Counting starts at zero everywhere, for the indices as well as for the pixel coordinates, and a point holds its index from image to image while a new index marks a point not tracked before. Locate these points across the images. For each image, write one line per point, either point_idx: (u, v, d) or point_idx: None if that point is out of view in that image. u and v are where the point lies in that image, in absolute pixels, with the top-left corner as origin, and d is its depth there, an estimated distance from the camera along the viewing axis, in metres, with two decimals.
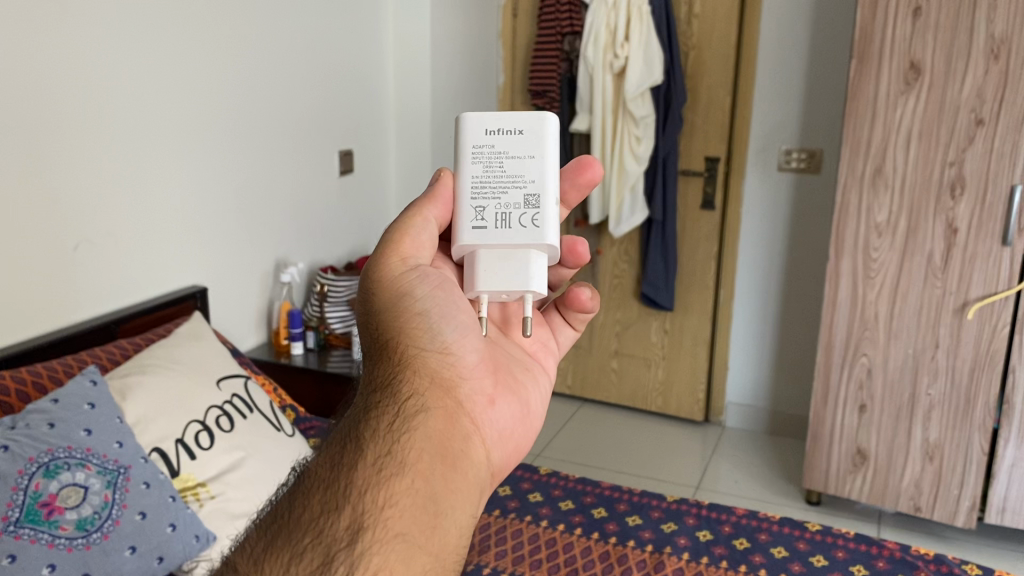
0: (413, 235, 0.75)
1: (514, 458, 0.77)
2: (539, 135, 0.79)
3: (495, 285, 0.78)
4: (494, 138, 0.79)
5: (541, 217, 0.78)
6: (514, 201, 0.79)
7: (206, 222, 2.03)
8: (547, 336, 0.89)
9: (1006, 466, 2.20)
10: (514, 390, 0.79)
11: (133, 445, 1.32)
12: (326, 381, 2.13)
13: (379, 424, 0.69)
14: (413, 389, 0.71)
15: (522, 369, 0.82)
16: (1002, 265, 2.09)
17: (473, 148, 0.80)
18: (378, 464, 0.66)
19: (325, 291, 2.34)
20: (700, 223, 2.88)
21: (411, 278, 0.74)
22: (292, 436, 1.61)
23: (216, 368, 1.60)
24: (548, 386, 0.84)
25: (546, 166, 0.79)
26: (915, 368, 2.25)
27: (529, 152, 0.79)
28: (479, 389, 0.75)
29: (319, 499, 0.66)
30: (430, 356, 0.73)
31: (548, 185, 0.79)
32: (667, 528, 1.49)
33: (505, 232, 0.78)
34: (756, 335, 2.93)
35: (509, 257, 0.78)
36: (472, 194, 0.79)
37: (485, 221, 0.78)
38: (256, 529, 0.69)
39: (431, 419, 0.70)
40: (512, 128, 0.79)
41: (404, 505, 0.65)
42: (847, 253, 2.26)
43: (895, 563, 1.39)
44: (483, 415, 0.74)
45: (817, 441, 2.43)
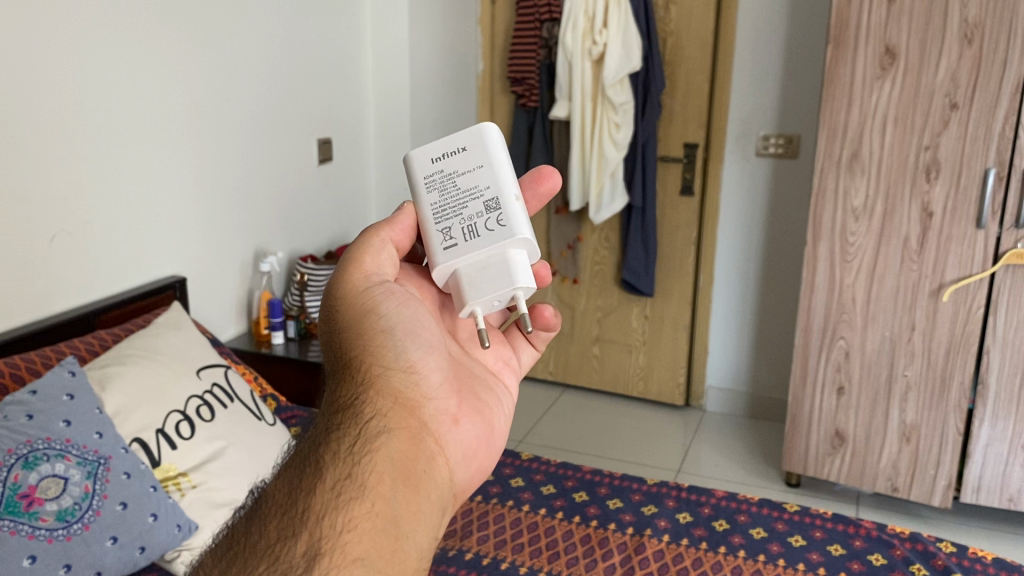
0: (374, 253, 0.79)
1: (477, 477, 0.79)
2: (481, 146, 0.83)
3: (482, 294, 0.79)
4: (441, 163, 0.83)
5: (505, 216, 0.80)
6: (476, 210, 0.81)
7: (184, 211, 2.01)
8: (508, 354, 0.92)
9: (981, 446, 2.24)
10: (478, 409, 0.81)
11: (113, 436, 1.31)
12: (308, 370, 2.13)
13: (340, 447, 0.69)
14: (376, 409, 0.72)
15: (484, 388, 0.84)
16: (976, 248, 2.12)
17: (425, 177, 0.83)
18: (338, 488, 0.66)
19: (306, 280, 2.31)
20: (680, 208, 2.89)
21: (376, 292, 0.77)
22: (273, 425, 1.60)
23: (197, 357, 1.59)
24: (511, 406, 0.87)
25: (493, 172, 0.82)
26: (891, 350, 2.28)
27: (476, 164, 0.83)
28: (444, 408, 0.77)
29: (276, 524, 0.66)
30: (393, 375, 0.75)
31: (503, 188, 0.81)
32: (647, 510, 1.50)
33: (478, 243, 0.79)
34: (736, 320, 2.95)
35: (487, 268, 0.79)
36: (435, 219, 0.81)
37: (454, 237, 0.80)
38: (211, 556, 0.68)
39: (394, 440, 0.70)
40: (456, 147, 0.84)
41: (364, 529, 0.65)
42: (824, 237, 2.28)
43: (872, 541, 1.40)
44: (447, 435, 0.76)
45: (796, 425, 2.45)
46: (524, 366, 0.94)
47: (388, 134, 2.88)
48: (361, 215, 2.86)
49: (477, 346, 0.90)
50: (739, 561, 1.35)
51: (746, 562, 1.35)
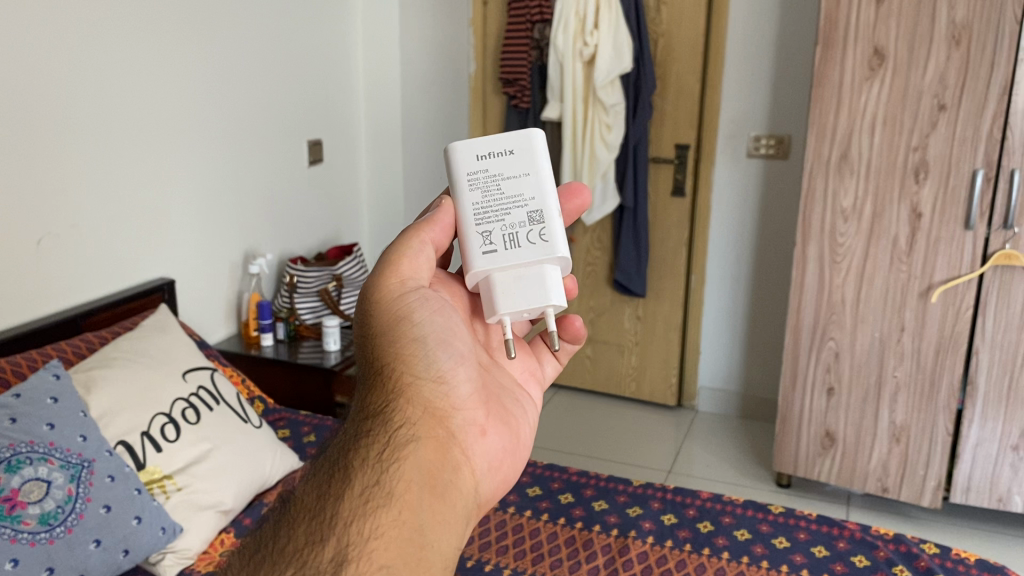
0: (411, 257, 0.80)
1: (501, 489, 0.80)
2: (529, 153, 0.85)
3: (511, 306, 0.83)
4: (486, 162, 0.85)
5: (547, 231, 0.83)
6: (519, 220, 0.84)
7: (171, 213, 2.01)
8: (534, 366, 0.94)
9: (970, 446, 2.24)
10: (505, 419, 0.82)
11: (97, 439, 1.32)
12: (297, 372, 2.13)
13: (368, 454, 0.70)
14: (406, 417, 0.73)
15: (511, 400, 0.86)
16: (964, 249, 2.12)
17: (469, 175, 0.84)
18: (366, 495, 0.67)
19: (295, 282, 2.29)
20: (672, 209, 2.89)
21: (410, 299, 0.79)
22: (260, 428, 1.61)
23: (184, 359, 1.59)
24: (534, 418, 0.88)
25: (538, 183, 0.85)
26: (881, 351, 2.28)
27: (522, 172, 0.85)
28: (471, 419, 0.78)
29: (305, 529, 0.67)
30: (424, 384, 0.76)
31: (547, 201, 0.85)
32: (633, 512, 1.51)
33: (519, 253, 0.83)
34: (728, 320, 2.95)
35: (523, 278, 0.83)
36: (475, 221, 0.83)
37: (494, 243, 0.83)
38: (238, 560, 0.68)
39: (422, 449, 0.71)
40: (504, 149, 0.85)
41: (390, 537, 0.65)
42: (813, 238, 2.28)
43: (856, 543, 1.41)
44: (474, 444, 0.77)
45: (786, 426, 2.45)
46: (548, 378, 0.96)
47: (379, 135, 2.87)
48: (353, 217, 2.86)
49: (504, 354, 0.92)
50: (723, 562, 1.36)
51: (729, 563, 1.36)
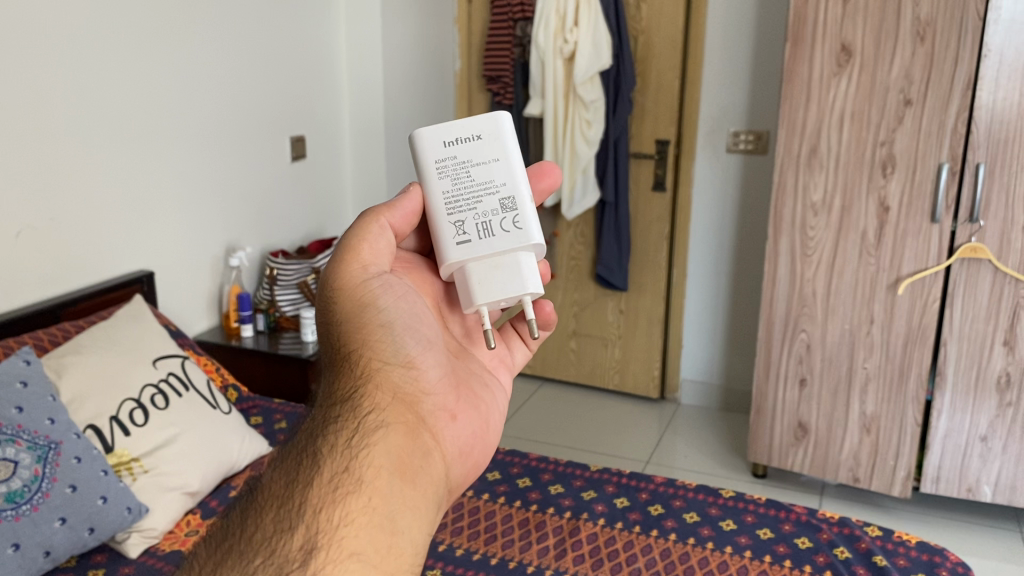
0: (371, 242, 0.82)
1: (472, 472, 0.82)
2: (496, 138, 0.88)
3: (489, 296, 0.85)
4: (453, 150, 0.87)
5: (520, 217, 0.86)
6: (491, 207, 0.86)
7: (153, 207, 2.07)
8: (503, 354, 0.96)
9: (939, 436, 2.28)
10: (475, 404, 0.85)
11: (65, 422, 1.37)
12: (275, 362, 2.19)
13: (337, 440, 0.72)
14: (375, 403, 0.76)
15: (481, 385, 0.88)
16: (931, 241, 2.15)
17: (437, 162, 0.87)
18: (336, 482, 0.69)
19: (275, 274, 2.35)
20: (653, 204, 2.93)
21: (374, 286, 0.81)
22: (228, 413, 1.66)
23: (154, 347, 1.64)
24: (505, 403, 0.90)
25: (507, 168, 0.87)
26: (851, 343, 2.31)
27: (491, 157, 0.87)
28: (442, 405, 0.81)
29: (273, 517, 0.68)
30: (392, 370, 0.79)
31: (517, 186, 0.87)
32: (587, 495, 1.55)
33: (494, 243, 0.85)
34: (708, 314, 2.99)
35: (500, 268, 0.86)
36: (448, 210, 0.86)
37: (467, 233, 0.85)
38: (207, 547, 0.69)
39: (391, 435, 0.73)
40: (470, 135, 0.87)
41: (360, 524, 0.67)
42: (785, 232, 2.31)
43: (800, 525, 1.45)
44: (445, 429, 0.79)
45: (760, 417, 2.49)
46: (518, 365, 0.98)
47: (363, 131, 2.92)
48: (337, 211, 2.91)
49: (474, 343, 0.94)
50: (669, 544, 1.40)
51: (675, 545, 1.40)
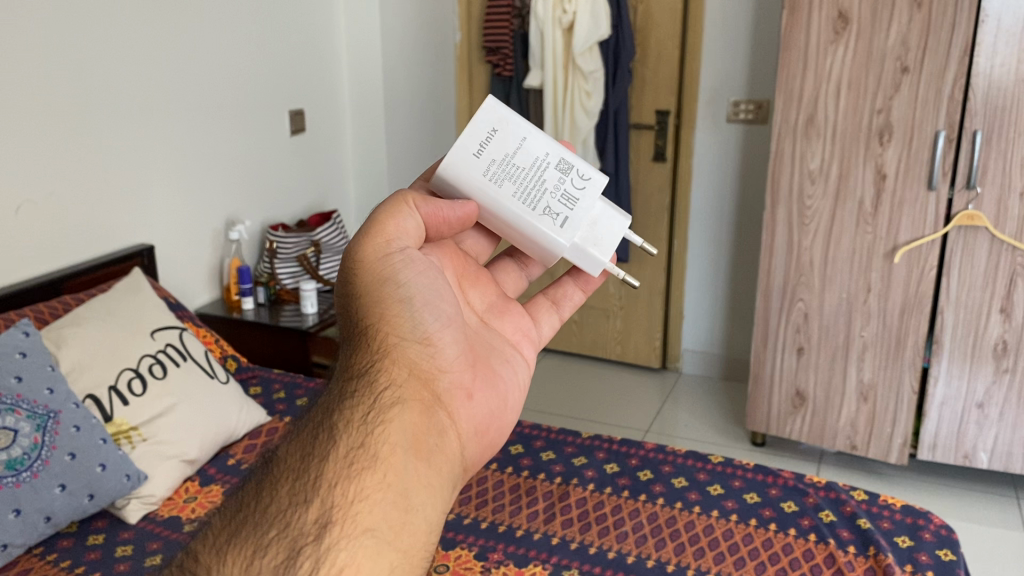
0: (398, 219, 0.84)
1: (486, 452, 0.83)
2: (509, 121, 0.90)
3: (609, 250, 0.93)
4: (489, 156, 0.90)
5: (581, 170, 0.92)
6: (555, 178, 0.91)
7: (152, 180, 2.09)
8: (528, 327, 0.96)
9: (936, 404, 2.29)
10: (493, 380, 0.85)
11: (64, 391, 1.41)
12: (276, 334, 2.22)
13: (353, 415, 0.71)
14: (391, 379, 0.75)
15: (500, 360, 0.89)
16: (928, 209, 2.15)
17: (487, 176, 0.90)
18: (351, 457, 0.68)
19: (274, 247, 2.38)
20: (653, 175, 2.93)
21: (395, 260, 0.82)
22: (227, 382, 1.69)
23: (153, 319, 1.67)
24: (525, 377, 0.91)
25: (538, 139, 0.91)
26: (848, 311, 2.32)
27: (518, 139, 0.91)
28: (458, 382, 0.81)
29: (288, 490, 0.66)
30: (409, 346, 0.78)
31: (556, 146, 0.92)
32: (577, 461, 1.58)
33: (583, 207, 0.92)
34: (709, 284, 3.00)
35: (602, 222, 0.93)
36: (530, 206, 0.91)
37: (559, 212, 0.92)
38: (219, 517, 0.68)
39: (407, 412, 0.72)
40: (490, 135, 0.90)
41: (375, 500, 0.66)
42: (782, 201, 2.32)
43: (787, 490, 1.47)
44: (460, 407, 0.80)
45: (758, 385, 2.51)
46: (542, 338, 0.98)
47: (363, 104, 2.93)
48: (338, 184, 2.93)
49: (496, 316, 0.95)
50: (656, 508, 1.43)
51: (662, 509, 1.42)
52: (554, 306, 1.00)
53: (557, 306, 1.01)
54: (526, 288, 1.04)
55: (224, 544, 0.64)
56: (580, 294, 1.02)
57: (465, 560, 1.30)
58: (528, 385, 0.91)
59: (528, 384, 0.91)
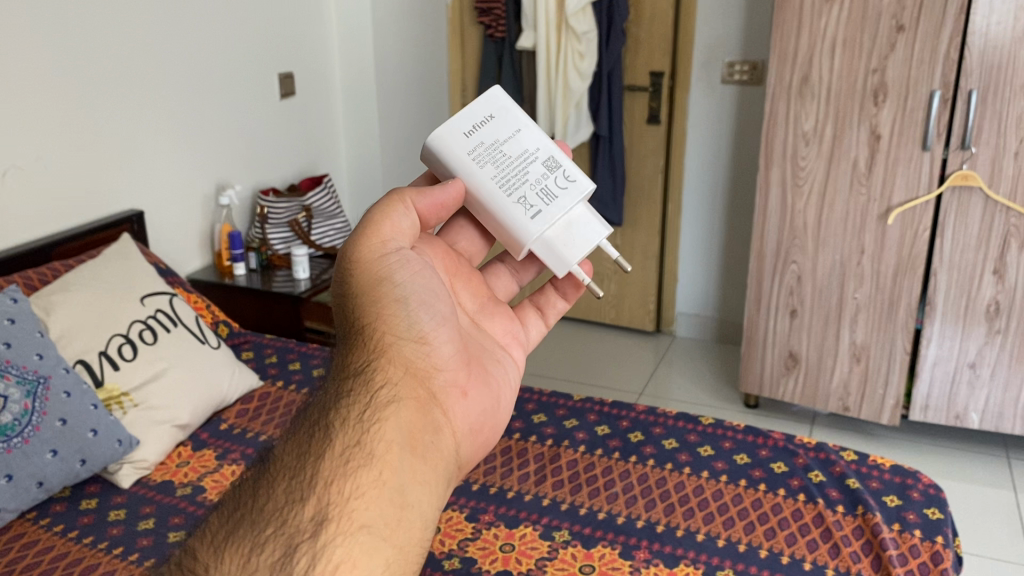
0: (394, 219, 0.84)
1: (481, 450, 0.83)
2: (508, 113, 0.94)
3: (579, 254, 0.93)
4: (479, 138, 0.93)
5: (567, 171, 0.93)
6: (539, 172, 0.93)
7: (141, 145, 2.07)
8: (517, 329, 0.96)
9: (929, 364, 2.30)
10: (486, 380, 0.85)
11: (54, 357, 1.41)
12: (269, 299, 2.21)
13: (349, 414, 0.70)
14: (387, 378, 0.75)
15: (492, 360, 0.89)
16: (923, 169, 2.14)
17: (472, 155, 0.93)
18: (347, 455, 0.67)
19: (266, 212, 2.39)
20: (647, 137, 2.90)
21: (391, 260, 0.82)
22: (217, 348, 1.69)
23: (143, 285, 1.66)
24: (515, 377, 0.91)
25: (532, 135, 0.94)
26: (841, 273, 2.32)
27: (513, 130, 0.94)
28: (453, 381, 0.81)
29: (284, 488, 0.66)
30: (405, 344, 0.79)
31: (548, 145, 0.94)
32: (568, 424, 1.58)
33: (559, 205, 0.92)
34: (704, 247, 2.99)
35: (576, 225, 0.93)
36: (506, 191, 0.92)
37: (534, 204, 0.92)
38: (216, 516, 0.68)
39: (402, 410, 0.73)
40: (486, 120, 0.94)
41: (371, 497, 0.66)
42: (776, 162, 2.30)
43: (777, 451, 1.47)
44: (455, 405, 0.80)
45: (751, 347, 2.52)
46: (530, 342, 0.98)
47: (354, 67, 2.90)
48: (329, 148, 2.90)
49: (486, 317, 0.95)
50: (646, 469, 1.43)
51: (653, 470, 1.43)
52: (540, 313, 1.01)
53: (542, 313, 1.01)
54: (516, 295, 1.04)
55: (223, 542, 0.64)
56: (565, 303, 1.02)
57: (456, 521, 1.31)
58: (518, 386, 0.91)
59: (518, 385, 0.91)
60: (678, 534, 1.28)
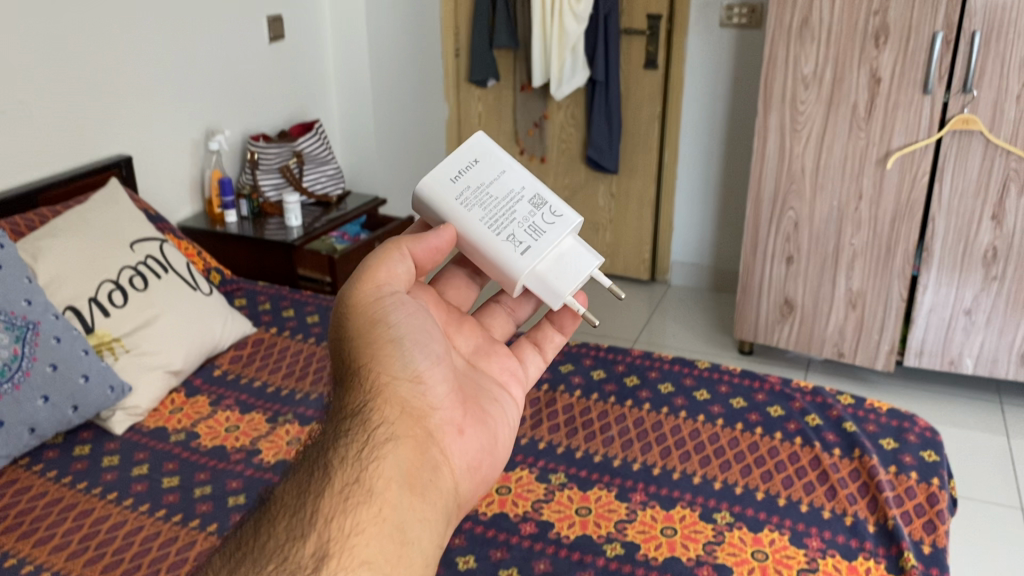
0: (389, 265, 0.81)
1: (482, 489, 0.77)
2: (491, 155, 0.90)
3: (571, 285, 0.86)
4: (464, 181, 0.89)
5: (555, 207, 0.88)
6: (526, 210, 0.88)
7: (127, 89, 2.02)
8: (515, 366, 0.91)
9: (925, 311, 2.30)
10: (483, 418, 0.80)
11: (42, 303, 1.38)
12: (261, 247, 2.19)
13: (347, 452, 0.67)
14: (383, 417, 0.71)
15: (490, 400, 0.83)
16: (923, 114, 2.11)
17: (458, 198, 0.88)
18: (346, 492, 0.64)
19: (256, 158, 2.33)
20: (644, 82, 2.85)
21: (386, 303, 0.79)
22: (209, 295, 1.67)
23: (132, 230, 1.63)
24: (516, 417, 0.85)
25: (517, 176, 0.90)
26: (838, 219, 2.30)
27: (497, 171, 0.90)
28: (448, 419, 0.76)
29: (284, 526, 0.62)
30: (401, 383, 0.74)
31: (534, 183, 0.89)
32: (564, 369, 1.57)
33: (548, 239, 0.87)
34: (700, 194, 2.96)
35: (568, 258, 0.87)
36: (495, 231, 0.87)
37: (523, 240, 0.87)
38: (213, 557, 0.63)
39: (400, 448, 0.69)
40: (469, 163, 0.90)
41: (372, 534, 0.62)
42: (775, 106, 2.27)
43: (774, 395, 1.47)
44: (453, 444, 0.75)
45: (747, 294, 2.50)
46: (531, 379, 0.92)
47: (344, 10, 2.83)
48: (320, 94, 2.85)
49: (483, 357, 0.90)
50: (642, 413, 1.43)
51: (649, 414, 1.42)
52: (538, 347, 0.95)
53: (541, 348, 0.95)
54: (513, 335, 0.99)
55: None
56: (562, 336, 0.96)
57: None
58: (518, 426, 0.85)
59: (518, 425, 0.85)
60: (675, 476, 1.27)
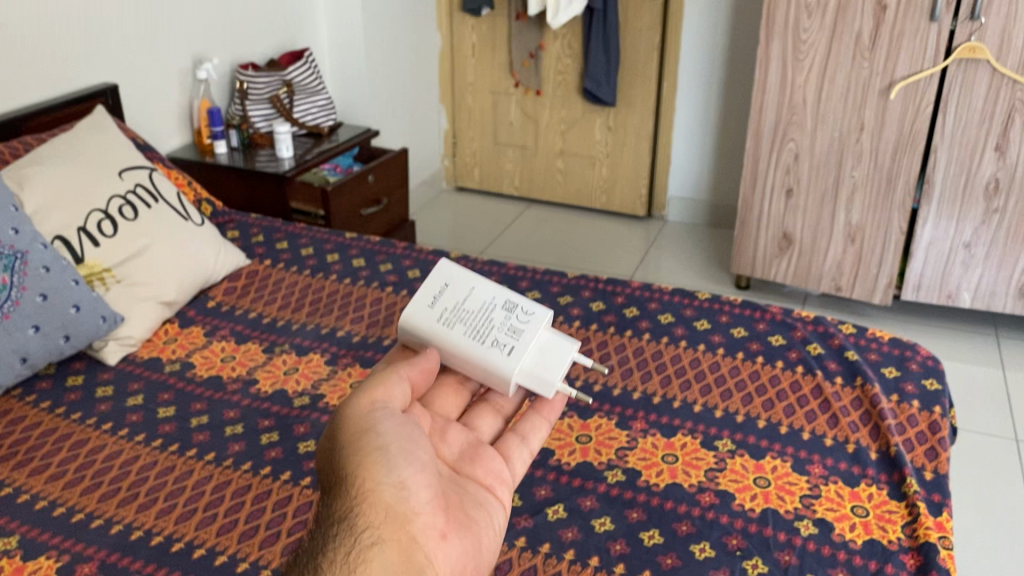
0: (385, 387, 0.80)
1: None
2: (459, 275, 0.96)
3: (558, 373, 0.90)
4: (441, 304, 0.94)
5: (526, 306, 0.94)
6: (502, 316, 0.93)
7: (111, 14, 1.96)
8: (502, 469, 0.87)
9: (924, 244, 2.28)
10: (467, 525, 0.77)
11: (30, 232, 1.34)
12: (253, 179, 2.15)
13: (334, 558, 0.64)
14: (370, 523, 0.69)
15: (474, 504, 0.81)
16: (928, 42, 2.06)
17: (440, 320, 0.93)
18: None
19: (246, 88, 2.29)
20: (643, 10, 2.80)
21: (377, 414, 0.77)
22: (201, 225, 1.63)
23: (121, 158, 1.59)
24: (502, 523, 0.82)
25: (487, 289, 0.95)
26: (840, 150, 2.26)
27: (467, 287, 0.95)
28: (432, 524, 0.73)
29: None
30: (388, 489, 0.72)
31: (503, 291, 0.95)
32: (563, 301, 1.55)
33: (527, 336, 0.92)
34: (698, 129, 2.92)
35: (550, 352, 0.92)
36: (479, 339, 0.92)
37: (506, 342, 0.92)
38: None
39: (385, 555, 0.67)
40: (443, 289, 0.95)
41: None
42: (777, 34, 2.21)
43: (774, 325, 1.45)
44: (436, 551, 0.72)
45: (745, 229, 2.48)
46: (517, 477, 0.89)
47: None
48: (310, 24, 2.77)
49: (467, 461, 0.86)
50: (642, 343, 1.41)
51: (649, 343, 1.41)
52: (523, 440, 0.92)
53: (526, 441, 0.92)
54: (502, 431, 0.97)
55: None
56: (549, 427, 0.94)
57: None
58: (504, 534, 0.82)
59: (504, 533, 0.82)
60: (675, 406, 1.26)
